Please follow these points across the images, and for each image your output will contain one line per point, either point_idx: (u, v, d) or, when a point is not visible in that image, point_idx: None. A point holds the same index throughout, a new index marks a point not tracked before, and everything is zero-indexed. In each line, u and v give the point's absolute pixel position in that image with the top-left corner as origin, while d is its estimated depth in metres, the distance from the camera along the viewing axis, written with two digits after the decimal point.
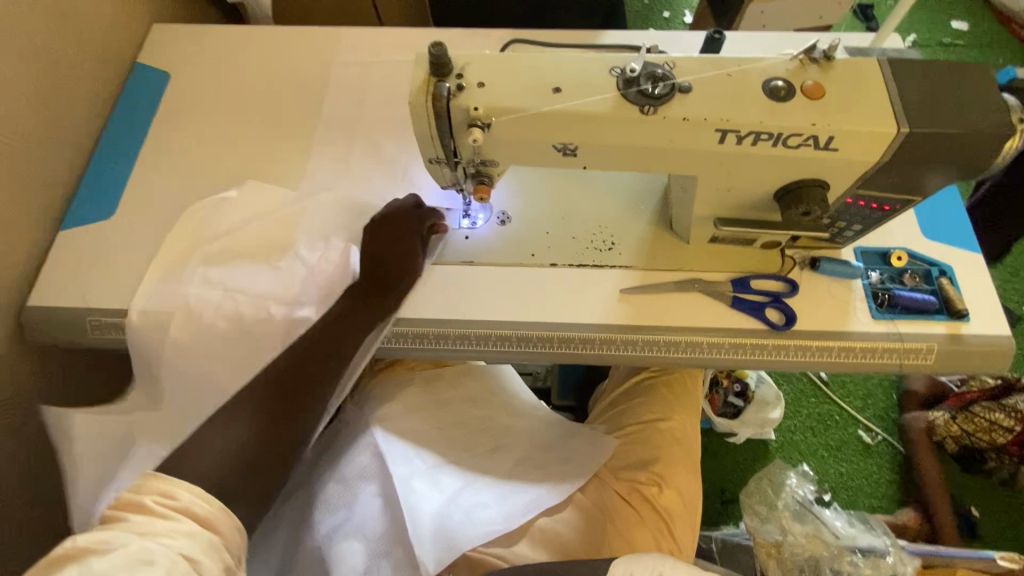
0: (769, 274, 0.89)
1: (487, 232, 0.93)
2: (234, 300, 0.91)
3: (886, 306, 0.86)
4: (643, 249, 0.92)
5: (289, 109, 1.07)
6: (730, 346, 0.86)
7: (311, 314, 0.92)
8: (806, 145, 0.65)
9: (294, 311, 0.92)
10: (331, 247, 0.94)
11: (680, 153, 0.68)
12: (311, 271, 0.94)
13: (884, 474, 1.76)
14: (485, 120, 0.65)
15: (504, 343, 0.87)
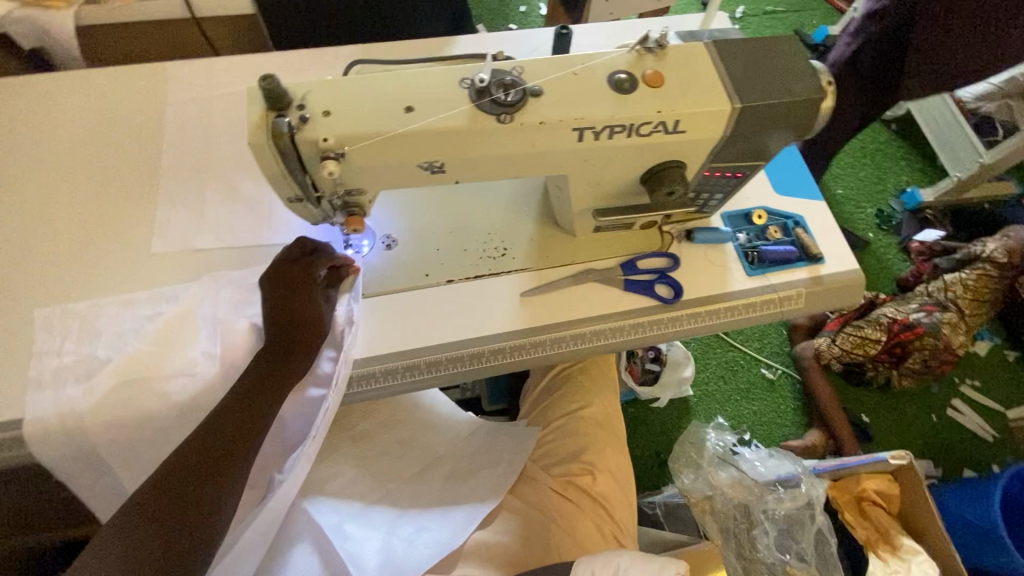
0: (653, 252, 0.93)
1: (374, 260, 0.89)
2: (91, 390, 0.77)
3: (756, 263, 0.94)
4: (534, 249, 0.92)
5: (123, 161, 0.95)
6: (630, 327, 0.89)
7: (192, 385, 0.80)
8: (657, 131, 0.69)
9: (169, 385, 0.79)
10: (203, 308, 0.83)
11: (545, 155, 0.68)
12: (178, 336, 0.81)
13: (789, 403, 1.95)
14: (338, 150, 0.61)
15: (414, 372, 0.84)
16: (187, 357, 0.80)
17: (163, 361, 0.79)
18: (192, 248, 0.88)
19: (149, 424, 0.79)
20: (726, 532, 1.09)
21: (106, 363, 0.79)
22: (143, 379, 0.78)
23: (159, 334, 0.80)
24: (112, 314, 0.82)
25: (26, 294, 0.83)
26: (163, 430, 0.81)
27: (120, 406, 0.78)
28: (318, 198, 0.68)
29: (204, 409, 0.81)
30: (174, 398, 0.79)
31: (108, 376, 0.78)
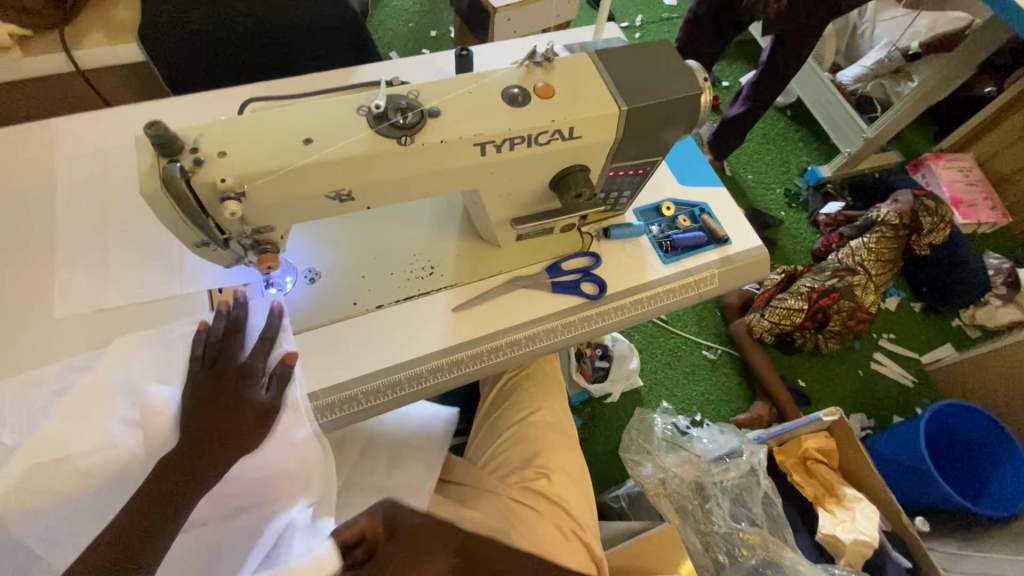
0: (574, 253, 0.97)
1: (298, 295, 0.88)
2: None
3: (671, 251, 0.99)
4: (460, 264, 0.94)
5: (13, 226, 0.89)
6: (562, 327, 0.92)
7: (113, 453, 0.74)
8: (554, 138, 0.73)
9: (89, 459, 0.73)
10: (120, 375, 0.78)
11: (451, 172, 0.71)
12: (99, 403, 0.76)
13: (732, 379, 2.05)
14: (239, 189, 0.61)
15: (352, 405, 0.83)
16: (105, 429, 0.75)
17: (80, 436, 0.74)
18: (100, 309, 0.84)
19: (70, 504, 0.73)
20: (683, 511, 1.13)
21: (15, 449, 0.73)
22: (60, 458, 0.73)
23: (72, 409, 0.75)
24: (18, 393, 0.77)
25: None
26: (89, 509, 0.75)
27: (35, 492, 0.72)
28: (226, 239, 0.67)
29: (134, 478, 0.75)
30: (95, 475, 0.73)
31: (17, 462, 0.72)
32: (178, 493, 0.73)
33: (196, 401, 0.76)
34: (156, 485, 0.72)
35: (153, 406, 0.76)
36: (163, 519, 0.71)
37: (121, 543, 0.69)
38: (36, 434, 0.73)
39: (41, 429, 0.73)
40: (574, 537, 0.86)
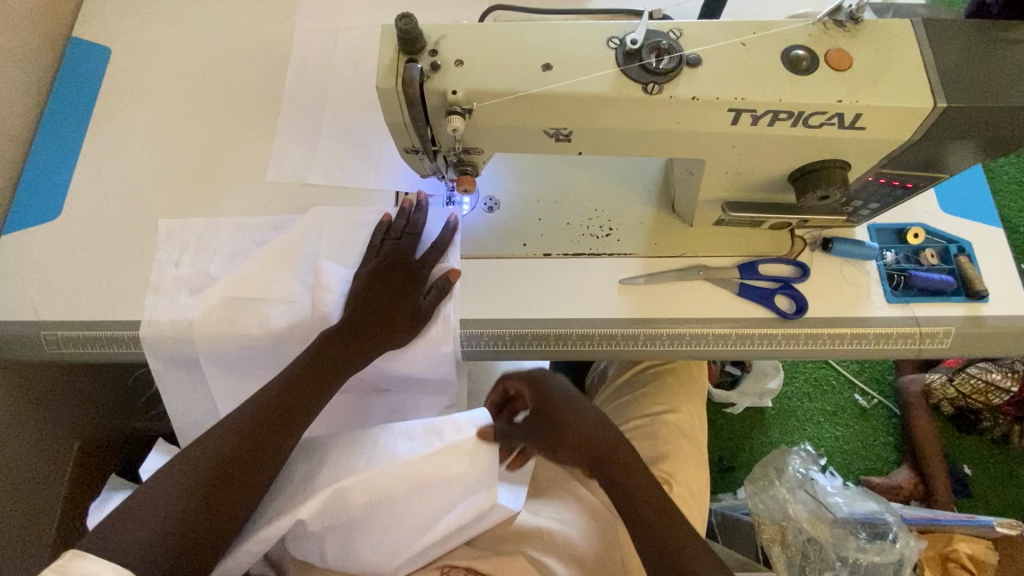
0: (779, 258, 0.83)
1: (473, 221, 0.86)
2: (201, 304, 0.81)
3: (901, 289, 0.82)
4: (643, 234, 0.85)
5: (249, 86, 0.96)
6: (737, 337, 0.80)
7: (287, 311, 0.81)
8: (829, 124, 0.58)
9: (266, 306, 0.81)
10: (309, 240, 0.84)
11: (688, 136, 0.60)
12: (284, 261, 0.83)
13: (880, 436, 1.76)
14: (466, 105, 0.57)
15: (498, 343, 0.81)
16: (288, 287, 0.82)
17: (268, 286, 0.82)
18: (302, 184, 0.89)
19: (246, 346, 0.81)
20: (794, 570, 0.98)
21: (216, 281, 0.83)
22: (249, 301, 0.81)
23: (267, 261, 0.83)
24: (228, 234, 0.86)
25: (156, 206, 0.88)
26: (258, 356, 0.82)
27: (223, 326, 0.80)
28: (435, 152, 0.64)
29: (294, 342, 0.81)
30: (270, 327, 0.81)
31: (218, 293, 0.81)
32: (328, 369, 0.76)
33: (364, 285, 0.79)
34: (316, 357, 0.76)
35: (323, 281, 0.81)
36: (315, 391, 0.75)
37: (286, 403, 0.72)
38: (237, 273, 0.82)
39: (241, 270, 0.82)
40: None
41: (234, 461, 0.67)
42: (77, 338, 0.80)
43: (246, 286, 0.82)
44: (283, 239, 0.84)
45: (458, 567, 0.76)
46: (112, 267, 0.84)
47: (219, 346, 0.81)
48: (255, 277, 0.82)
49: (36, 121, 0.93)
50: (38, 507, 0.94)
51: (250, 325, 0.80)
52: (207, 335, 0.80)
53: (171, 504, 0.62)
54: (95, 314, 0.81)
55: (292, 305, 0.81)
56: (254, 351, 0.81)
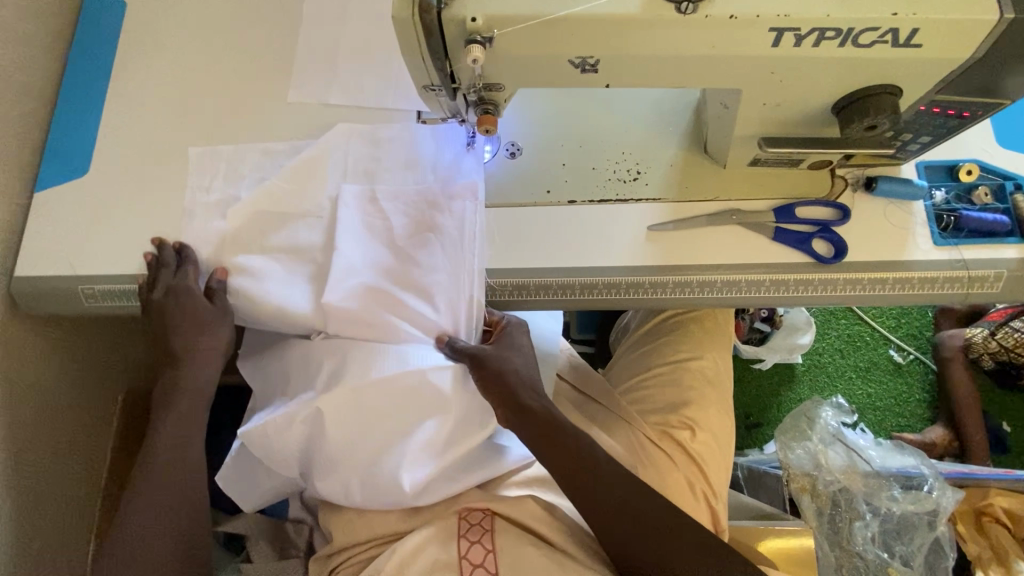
0: (817, 200, 0.79)
1: (495, 168, 0.83)
2: (230, 219, 0.82)
3: (950, 231, 0.77)
4: (673, 178, 0.81)
5: (263, 35, 0.93)
6: (770, 283, 0.77)
7: (312, 225, 0.81)
8: (881, 42, 0.53)
9: (291, 220, 0.81)
10: (336, 155, 0.84)
11: (723, 62, 0.56)
12: (307, 175, 0.83)
13: (915, 393, 1.72)
14: (486, 34, 0.54)
15: (521, 292, 0.80)
16: (315, 200, 0.82)
17: (297, 200, 0.82)
18: (321, 131, 0.88)
19: (273, 263, 0.81)
20: (821, 517, 0.97)
21: (244, 198, 0.83)
22: (278, 214, 0.82)
23: (293, 175, 0.83)
24: (256, 161, 0.86)
25: (178, 160, 0.87)
26: (282, 272, 0.80)
27: (254, 242, 0.81)
28: (454, 89, 0.62)
29: (319, 264, 0.80)
30: (301, 241, 0.81)
31: (246, 208, 0.82)
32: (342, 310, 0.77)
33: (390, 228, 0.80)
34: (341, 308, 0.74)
35: (350, 198, 0.82)
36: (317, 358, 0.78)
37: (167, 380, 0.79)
38: (263, 188, 0.82)
39: (267, 185, 0.82)
40: (702, 499, 0.84)
41: (189, 462, 0.76)
42: (113, 292, 0.83)
43: (272, 200, 0.82)
44: (303, 155, 0.83)
45: (476, 509, 0.80)
46: (140, 223, 0.85)
47: (245, 264, 0.81)
48: (280, 192, 0.82)
49: (57, 77, 0.92)
50: (87, 455, 0.99)
51: (278, 240, 0.81)
52: (237, 250, 0.82)
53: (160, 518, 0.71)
54: (127, 269, 0.83)
55: (320, 220, 0.81)
56: (277, 272, 0.80)
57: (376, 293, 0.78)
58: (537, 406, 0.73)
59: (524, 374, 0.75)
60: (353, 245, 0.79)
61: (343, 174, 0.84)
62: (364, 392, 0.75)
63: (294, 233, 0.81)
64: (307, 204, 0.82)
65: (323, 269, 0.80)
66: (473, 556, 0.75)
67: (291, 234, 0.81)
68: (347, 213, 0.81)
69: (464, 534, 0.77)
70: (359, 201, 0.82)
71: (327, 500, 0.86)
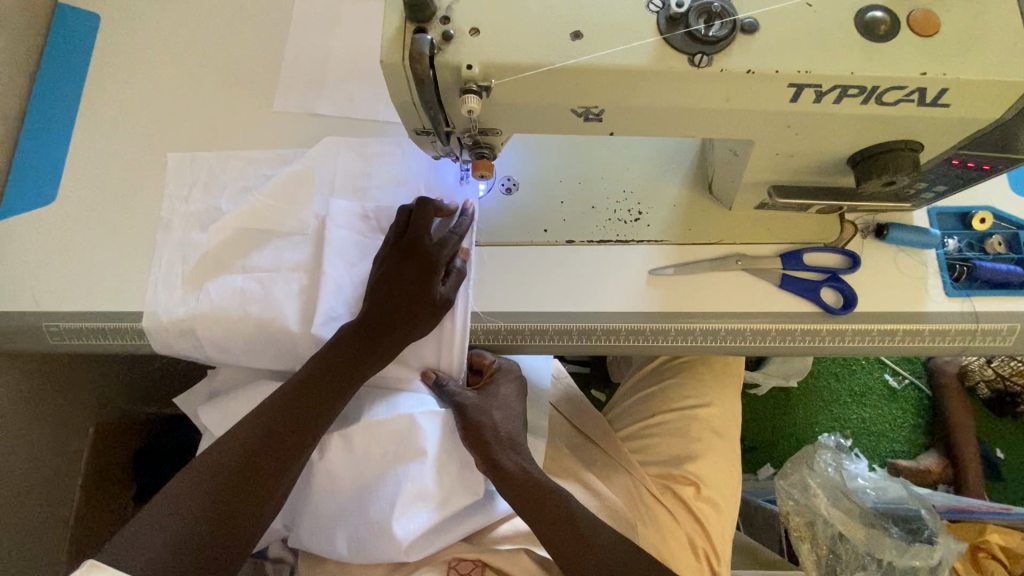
0: (826, 246, 0.75)
1: (489, 203, 0.79)
2: (213, 234, 0.78)
3: (963, 281, 0.74)
4: (676, 219, 0.78)
5: (247, 55, 0.88)
6: (777, 333, 0.74)
7: (296, 242, 0.77)
8: (907, 101, 0.50)
9: (276, 238, 0.78)
10: (322, 171, 0.80)
11: (737, 116, 0.52)
12: (292, 191, 0.79)
13: (910, 419, 1.70)
14: (483, 83, 0.49)
15: (516, 337, 0.76)
16: (301, 218, 0.78)
17: (282, 217, 0.78)
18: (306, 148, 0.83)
19: (255, 284, 0.76)
20: (822, 566, 0.96)
21: (226, 213, 0.79)
22: (261, 233, 0.78)
23: (279, 190, 0.79)
24: (237, 169, 0.82)
25: (154, 188, 0.82)
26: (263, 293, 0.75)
27: (235, 260, 0.77)
28: (448, 132, 0.57)
29: (306, 287, 0.76)
30: (284, 262, 0.77)
31: (230, 224, 0.78)
32: (344, 373, 0.70)
33: (384, 280, 0.72)
34: (331, 354, 0.71)
35: (339, 213, 0.77)
36: (306, 419, 0.69)
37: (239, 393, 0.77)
38: (247, 204, 0.78)
39: (251, 201, 0.78)
40: (705, 560, 0.80)
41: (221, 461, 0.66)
42: (80, 330, 0.77)
43: (256, 215, 0.78)
44: (291, 172, 0.79)
45: (467, 560, 0.78)
46: (110, 256, 0.79)
47: (225, 283, 0.76)
48: (268, 209, 0.78)
49: (25, 96, 0.86)
50: (53, 493, 0.93)
51: (261, 260, 0.77)
52: (218, 270, 0.77)
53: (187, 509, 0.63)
54: (96, 305, 0.77)
55: (307, 238, 0.77)
56: (258, 292, 0.75)
57: None
58: (514, 469, 0.71)
59: (501, 427, 0.73)
60: (342, 264, 0.76)
61: (329, 189, 0.79)
62: (353, 440, 0.73)
63: (279, 252, 0.77)
64: (293, 219, 0.78)
65: (309, 292, 0.75)
66: None
67: (275, 254, 0.77)
68: (336, 232, 0.76)
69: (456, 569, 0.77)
70: (354, 219, 0.78)
71: (309, 552, 0.81)
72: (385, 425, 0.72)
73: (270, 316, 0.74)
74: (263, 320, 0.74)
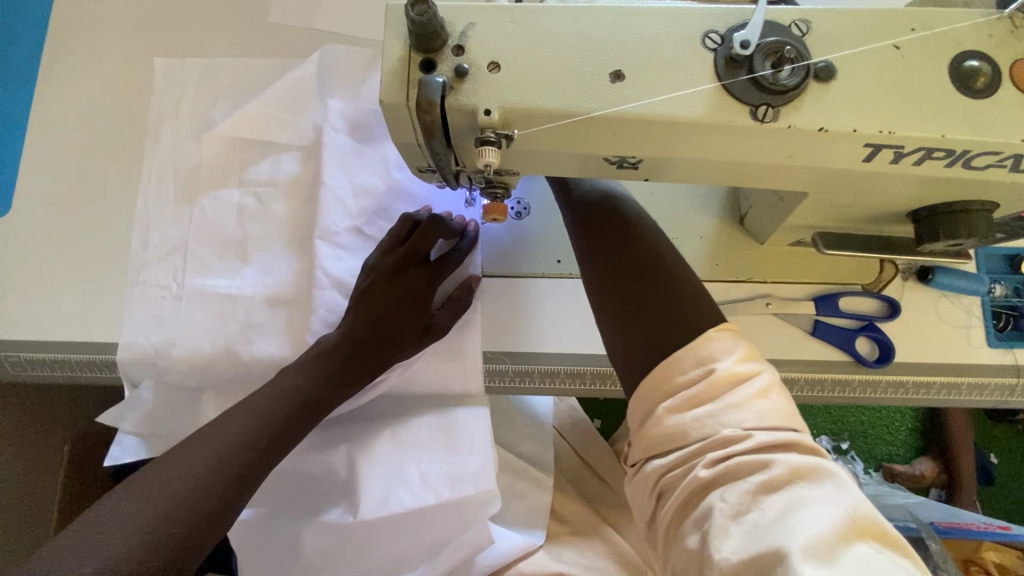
0: (862, 290, 0.69)
1: (497, 229, 0.72)
2: (202, 146, 0.71)
3: (1007, 332, 0.69)
4: (702, 252, 0.71)
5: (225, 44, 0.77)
6: (804, 382, 0.69)
7: (292, 148, 0.71)
8: (998, 166, 0.42)
9: (268, 139, 0.71)
10: (319, 71, 0.73)
11: (797, 172, 0.45)
12: (284, 92, 0.72)
13: (907, 423, 1.69)
14: (502, 131, 0.41)
15: (523, 379, 0.70)
16: (297, 129, 0.71)
17: (277, 127, 0.71)
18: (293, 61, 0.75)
19: (253, 199, 0.70)
20: None
21: (216, 122, 0.72)
22: (254, 145, 0.71)
23: (274, 91, 0.72)
24: None
25: (118, 201, 0.73)
26: (262, 205, 0.70)
27: (229, 175, 0.71)
28: (457, 173, 0.49)
29: (306, 199, 0.70)
30: (281, 173, 0.71)
31: (221, 133, 0.71)
32: (331, 392, 0.62)
33: (384, 290, 0.64)
34: (320, 375, 0.61)
35: (338, 117, 0.71)
36: (292, 438, 0.60)
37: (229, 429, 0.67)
38: (241, 111, 0.71)
39: (245, 107, 0.71)
40: None
41: (187, 475, 0.52)
42: (44, 360, 0.70)
43: (247, 112, 0.71)
44: (285, 69, 0.73)
45: None
46: (74, 278, 0.71)
47: (221, 197, 0.70)
48: (262, 105, 0.72)
49: None
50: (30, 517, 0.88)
51: (256, 180, 0.71)
52: (213, 184, 0.71)
53: (196, 458, 0.53)
54: (59, 333, 0.70)
55: (308, 138, 0.71)
56: (256, 208, 0.70)
57: (370, 225, 0.69)
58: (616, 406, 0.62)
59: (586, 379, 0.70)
60: (343, 175, 0.69)
61: (328, 95, 0.72)
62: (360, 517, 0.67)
63: (275, 161, 0.71)
64: (292, 119, 0.72)
65: (307, 206, 0.70)
66: None
67: (272, 167, 0.71)
68: (336, 137, 0.70)
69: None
70: (353, 123, 0.71)
71: None
72: (395, 501, 0.67)
73: (268, 233, 0.69)
74: (259, 237, 0.69)
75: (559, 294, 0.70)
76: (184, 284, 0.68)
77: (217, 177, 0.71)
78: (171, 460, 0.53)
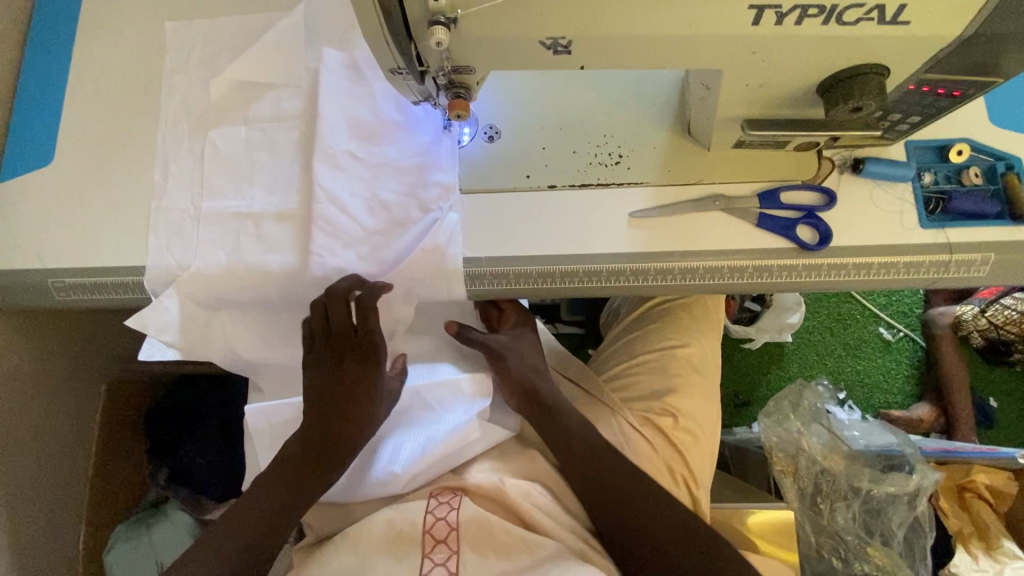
0: (803, 184, 0.77)
1: (473, 151, 0.81)
2: (212, 90, 0.84)
3: (938, 213, 0.75)
4: (655, 161, 0.79)
5: (232, 12, 0.89)
6: (754, 269, 0.76)
7: (289, 88, 0.84)
8: (865, 19, 0.51)
9: (265, 78, 0.84)
10: (310, 22, 0.86)
11: (702, 42, 0.54)
12: (282, 40, 0.85)
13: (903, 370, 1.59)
14: (450, 14, 0.51)
15: (500, 282, 0.78)
16: (292, 72, 0.84)
17: (276, 70, 0.84)
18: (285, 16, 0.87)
19: (258, 132, 0.83)
20: (804, 499, 0.97)
21: (225, 69, 0.85)
22: (256, 87, 0.84)
23: (272, 42, 0.85)
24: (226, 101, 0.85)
25: (146, 151, 0.85)
26: (265, 137, 0.83)
27: (236, 113, 0.84)
28: (423, 72, 0.59)
29: (300, 129, 0.82)
30: (282, 109, 0.83)
31: (229, 78, 0.84)
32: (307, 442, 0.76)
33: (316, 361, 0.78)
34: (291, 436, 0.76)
35: (326, 60, 0.83)
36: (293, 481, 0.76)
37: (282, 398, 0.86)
38: (244, 58, 0.84)
39: (249, 54, 0.84)
40: (682, 483, 0.84)
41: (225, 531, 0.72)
42: (84, 284, 0.80)
43: (253, 59, 0.84)
44: (282, 21, 0.86)
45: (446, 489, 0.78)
46: (109, 214, 0.82)
47: (230, 131, 0.83)
48: (264, 52, 0.84)
49: (16, 62, 0.88)
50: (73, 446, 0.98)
51: (258, 117, 0.83)
52: (223, 121, 0.84)
53: (236, 526, 0.72)
54: (97, 260, 0.80)
55: (306, 78, 0.84)
56: (263, 138, 0.83)
57: (357, 147, 0.80)
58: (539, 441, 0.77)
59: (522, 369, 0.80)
60: (336, 108, 0.81)
61: (320, 43, 0.85)
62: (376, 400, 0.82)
63: (276, 100, 0.84)
64: (289, 63, 0.84)
65: (302, 134, 0.82)
66: (437, 531, 0.73)
67: (274, 104, 0.83)
68: (328, 76, 0.82)
69: (429, 554, 0.70)
70: (341, 66, 0.83)
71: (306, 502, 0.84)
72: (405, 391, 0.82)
73: (270, 158, 0.82)
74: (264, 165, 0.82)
75: (530, 204, 0.79)
76: (201, 207, 0.81)
77: (224, 115, 0.84)
78: (214, 526, 0.73)
